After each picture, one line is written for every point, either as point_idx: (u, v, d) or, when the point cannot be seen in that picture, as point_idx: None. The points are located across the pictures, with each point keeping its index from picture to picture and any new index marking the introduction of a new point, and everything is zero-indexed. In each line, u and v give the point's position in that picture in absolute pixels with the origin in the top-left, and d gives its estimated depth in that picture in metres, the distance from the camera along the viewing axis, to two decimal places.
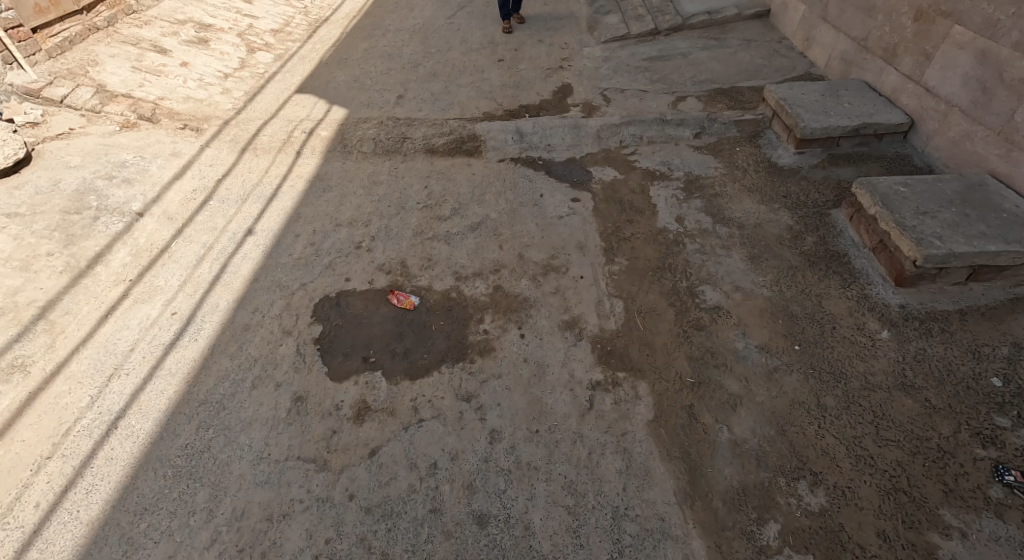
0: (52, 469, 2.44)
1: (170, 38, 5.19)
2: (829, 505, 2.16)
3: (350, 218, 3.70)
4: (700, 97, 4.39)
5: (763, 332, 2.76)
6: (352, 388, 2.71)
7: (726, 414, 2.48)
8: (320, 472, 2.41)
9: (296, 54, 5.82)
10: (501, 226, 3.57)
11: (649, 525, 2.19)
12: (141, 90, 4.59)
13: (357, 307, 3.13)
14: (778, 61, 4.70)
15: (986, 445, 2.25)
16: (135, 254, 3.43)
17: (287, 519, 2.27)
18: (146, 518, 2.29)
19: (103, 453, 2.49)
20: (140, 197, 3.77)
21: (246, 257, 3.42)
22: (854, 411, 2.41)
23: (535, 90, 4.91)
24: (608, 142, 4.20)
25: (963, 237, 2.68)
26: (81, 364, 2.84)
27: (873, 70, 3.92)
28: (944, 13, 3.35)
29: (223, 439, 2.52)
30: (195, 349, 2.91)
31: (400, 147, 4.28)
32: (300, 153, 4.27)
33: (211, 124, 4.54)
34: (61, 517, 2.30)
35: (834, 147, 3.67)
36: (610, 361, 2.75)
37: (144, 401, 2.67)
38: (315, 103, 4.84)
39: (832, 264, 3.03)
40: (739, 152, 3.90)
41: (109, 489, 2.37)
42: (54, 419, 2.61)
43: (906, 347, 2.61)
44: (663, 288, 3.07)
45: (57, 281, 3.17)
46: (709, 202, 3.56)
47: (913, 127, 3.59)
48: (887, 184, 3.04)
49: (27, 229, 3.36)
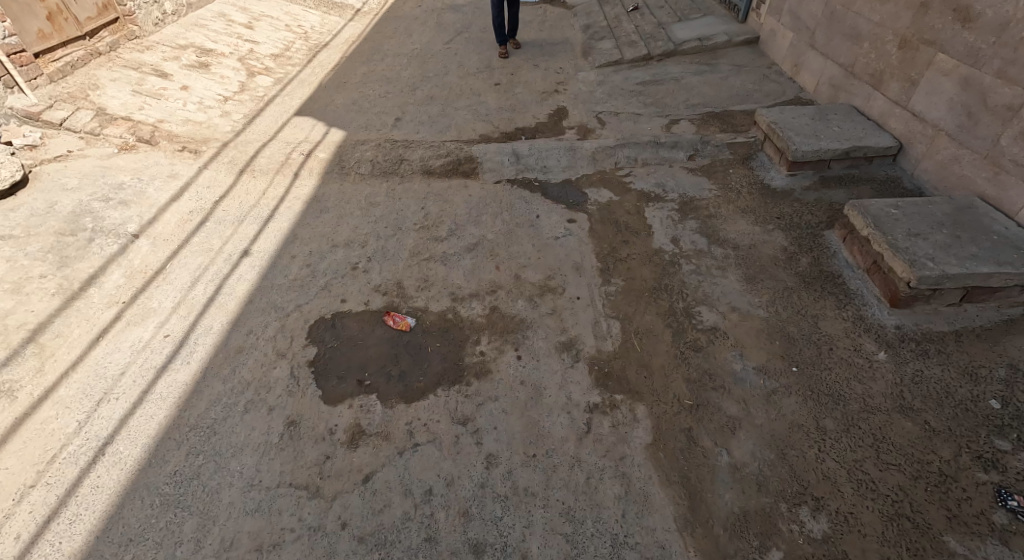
0: (35, 498, 2.38)
1: (171, 62, 5.27)
2: (832, 531, 2.13)
3: (347, 239, 3.71)
4: (693, 121, 4.47)
5: (761, 354, 2.75)
6: (347, 411, 2.68)
7: (725, 438, 2.45)
8: (312, 499, 2.35)
9: (296, 77, 5.90)
10: (497, 247, 3.59)
11: (649, 553, 2.15)
12: (140, 113, 4.62)
13: (353, 328, 3.11)
14: (768, 86, 4.80)
15: (988, 469, 2.23)
16: (128, 277, 3.40)
17: (277, 549, 2.21)
18: (131, 549, 2.22)
19: (89, 480, 2.43)
20: (137, 218, 3.76)
21: (241, 279, 3.41)
22: (854, 433, 2.40)
23: (531, 113, 4.98)
24: (602, 164, 4.25)
25: (956, 258, 2.71)
26: (70, 389, 2.79)
27: (861, 95, 4.01)
28: (927, 41, 3.44)
29: (213, 465, 2.47)
30: (188, 371, 2.87)
31: (397, 168, 4.32)
32: (298, 175, 4.29)
33: (209, 146, 4.56)
34: (43, 548, 2.23)
35: (824, 170, 3.74)
36: (607, 383, 2.74)
37: (133, 427, 2.62)
38: (313, 126, 4.89)
39: (826, 285, 3.04)
40: (732, 174, 3.95)
41: (94, 519, 2.31)
42: (39, 445, 2.56)
43: (904, 369, 2.60)
44: (660, 309, 3.07)
45: (49, 303, 3.15)
46: (704, 223, 3.59)
47: (901, 151, 3.66)
48: (878, 206, 3.07)
49: (21, 252, 3.35)
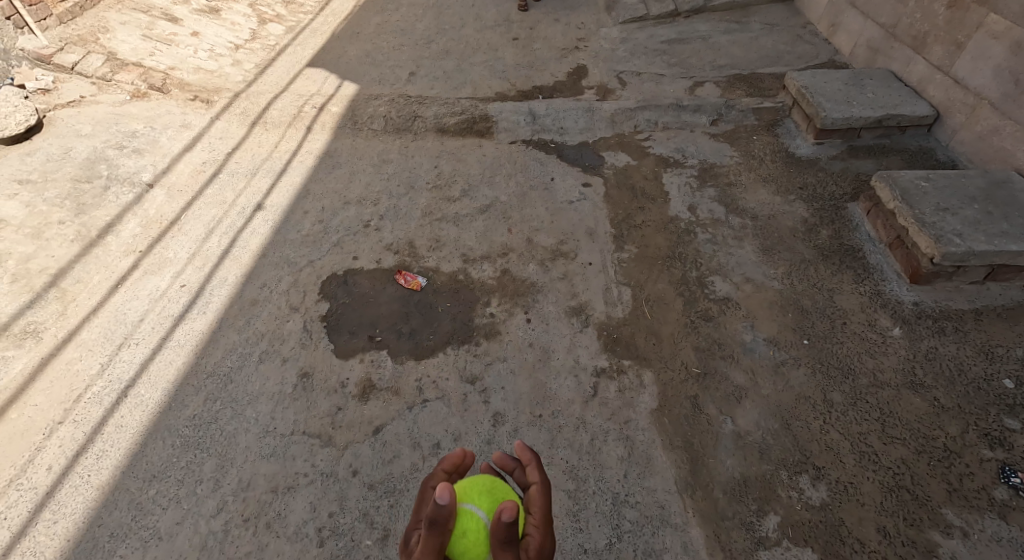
0: (63, 434, 2.49)
1: (181, 6, 5.12)
2: (830, 499, 2.16)
3: (359, 196, 3.68)
4: (718, 83, 4.28)
5: (772, 325, 2.73)
6: (358, 367, 2.73)
7: (731, 406, 2.47)
8: (324, 447, 2.44)
9: (309, 26, 5.72)
10: (510, 210, 3.54)
11: (649, 512, 2.20)
12: (151, 60, 4.53)
13: (365, 286, 3.13)
14: (801, 47, 4.55)
15: (994, 446, 2.23)
16: (144, 226, 3.43)
17: (291, 492, 2.31)
18: (154, 485, 2.33)
19: (113, 420, 2.53)
20: (151, 167, 3.76)
21: (254, 232, 3.42)
22: (860, 407, 2.40)
23: (549, 71, 4.80)
24: (621, 127, 4.12)
25: (985, 235, 2.62)
26: (92, 332, 2.87)
27: (900, 58, 3.79)
28: (979, 0, 3.21)
29: (230, 411, 2.56)
30: (204, 321, 2.93)
31: (410, 125, 4.23)
32: (310, 129, 4.23)
33: (221, 96, 4.49)
34: (72, 480, 2.35)
35: (854, 138, 3.58)
36: (615, 349, 2.74)
37: (153, 371, 2.71)
38: (325, 78, 4.78)
39: (846, 258, 2.97)
40: (755, 141, 3.81)
41: (119, 456, 2.42)
42: (65, 385, 2.66)
43: (918, 345, 2.57)
44: (673, 277, 3.03)
45: (68, 249, 3.20)
46: (723, 191, 3.49)
47: (938, 120, 3.48)
48: (908, 177, 2.96)
49: (38, 197, 3.38)
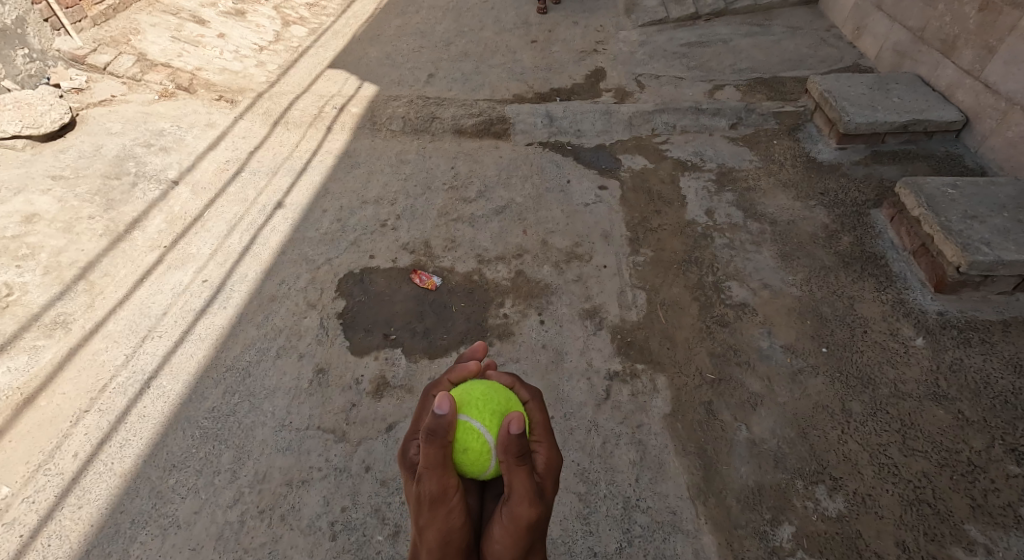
0: (89, 422, 2.57)
1: (209, 9, 5.25)
2: (847, 511, 2.12)
3: (377, 196, 3.72)
4: (739, 86, 4.23)
5: (790, 333, 2.69)
6: (372, 364, 2.77)
7: (746, 413, 2.44)
8: (338, 443, 2.48)
9: (331, 28, 5.81)
10: (526, 211, 3.55)
11: (660, 518, 2.19)
12: (179, 60, 4.65)
13: (381, 284, 3.17)
14: (825, 50, 4.48)
15: (1021, 462, 2.16)
16: (169, 222, 3.52)
17: (305, 485, 2.35)
18: (174, 474, 2.39)
19: (136, 410, 2.61)
20: (176, 165, 3.86)
21: (274, 230, 3.49)
22: (881, 418, 2.35)
23: (568, 73, 4.80)
24: (639, 130, 4.09)
25: (1014, 245, 2.54)
26: (118, 324, 2.96)
27: (928, 62, 3.70)
28: (1012, 3, 3.13)
29: (248, 405, 2.62)
30: (224, 316, 3.00)
31: (428, 126, 4.26)
32: (330, 129, 4.30)
33: (245, 96, 4.58)
34: (97, 467, 2.42)
35: (879, 143, 3.51)
36: (628, 353, 2.73)
37: (175, 363, 2.78)
38: (346, 79, 4.85)
39: (867, 266, 2.92)
40: (776, 145, 3.75)
41: (141, 445, 2.49)
42: (92, 375, 2.74)
43: (942, 356, 2.51)
44: (688, 282, 3.01)
45: (97, 243, 3.30)
46: (742, 195, 3.45)
47: (967, 125, 3.40)
48: (934, 184, 2.89)
49: (69, 193, 3.49)
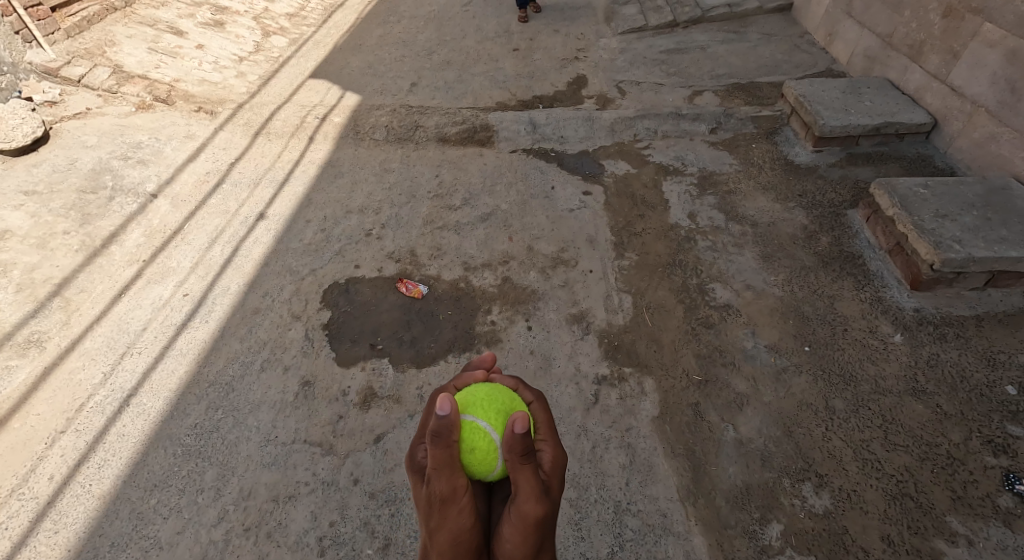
0: (65, 443, 2.50)
1: (187, 20, 5.19)
2: (833, 507, 2.15)
3: (361, 205, 3.70)
4: (717, 92, 4.31)
5: (773, 333, 2.73)
6: (360, 374, 2.74)
7: (733, 413, 2.47)
8: (326, 456, 2.44)
9: (312, 38, 5.79)
10: (511, 218, 3.56)
11: (651, 520, 2.20)
12: (156, 72, 4.59)
13: (366, 294, 3.14)
14: (799, 56, 4.59)
15: (998, 453, 2.22)
16: (148, 236, 3.46)
17: (292, 500, 2.31)
18: (156, 494, 2.33)
19: (115, 429, 2.54)
20: (155, 177, 3.80)
21: (257, 241, 3.44)
22: (863, 414, 2.39)
23: (550, 81, 4.85)
24: (621, 135, 4.15)
25: (984, 242, 2.63)
26: (95, 341, 2.89)
27: (897, 67, 3.82)
28: (975, 10, 3.25)
29: (232, 420, 2.57)
30: (206, 330, 2.95)
31: (412, 135, 4.26)
32: (313, 139, 4.27)
33: (225, 107, 4.54)
34: (74, 490, 2.35)
35: (852, 146, 3.61)
36: (616, 356, 2.75)
37: (155, 380, 2.72)
38: (328, 89, 4.83)
39: (846, 265, 2.98)
40: (754, 149, 3.83)
41: (120, 465, 2.42)
42: (68, 395, 2.67)
43: (919, 352, 2.57)
44: (673, 284, 3.04)
45: (73, 259, 3.22)
46: (723, 199, 3.51)
47: (935, 128, 3.51)
48: (907, 185, 2.97)
49: (43, 208, 3.41)
